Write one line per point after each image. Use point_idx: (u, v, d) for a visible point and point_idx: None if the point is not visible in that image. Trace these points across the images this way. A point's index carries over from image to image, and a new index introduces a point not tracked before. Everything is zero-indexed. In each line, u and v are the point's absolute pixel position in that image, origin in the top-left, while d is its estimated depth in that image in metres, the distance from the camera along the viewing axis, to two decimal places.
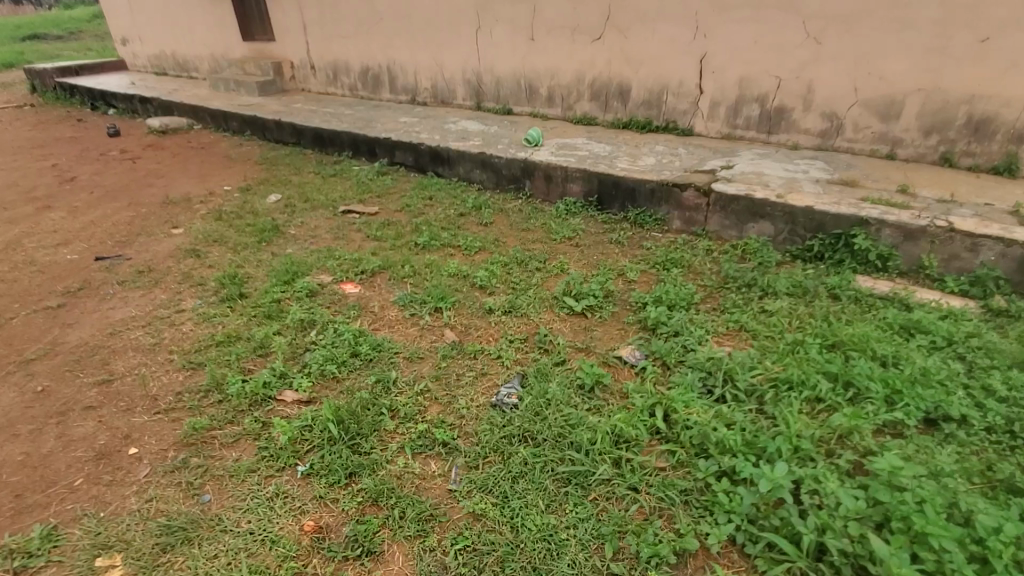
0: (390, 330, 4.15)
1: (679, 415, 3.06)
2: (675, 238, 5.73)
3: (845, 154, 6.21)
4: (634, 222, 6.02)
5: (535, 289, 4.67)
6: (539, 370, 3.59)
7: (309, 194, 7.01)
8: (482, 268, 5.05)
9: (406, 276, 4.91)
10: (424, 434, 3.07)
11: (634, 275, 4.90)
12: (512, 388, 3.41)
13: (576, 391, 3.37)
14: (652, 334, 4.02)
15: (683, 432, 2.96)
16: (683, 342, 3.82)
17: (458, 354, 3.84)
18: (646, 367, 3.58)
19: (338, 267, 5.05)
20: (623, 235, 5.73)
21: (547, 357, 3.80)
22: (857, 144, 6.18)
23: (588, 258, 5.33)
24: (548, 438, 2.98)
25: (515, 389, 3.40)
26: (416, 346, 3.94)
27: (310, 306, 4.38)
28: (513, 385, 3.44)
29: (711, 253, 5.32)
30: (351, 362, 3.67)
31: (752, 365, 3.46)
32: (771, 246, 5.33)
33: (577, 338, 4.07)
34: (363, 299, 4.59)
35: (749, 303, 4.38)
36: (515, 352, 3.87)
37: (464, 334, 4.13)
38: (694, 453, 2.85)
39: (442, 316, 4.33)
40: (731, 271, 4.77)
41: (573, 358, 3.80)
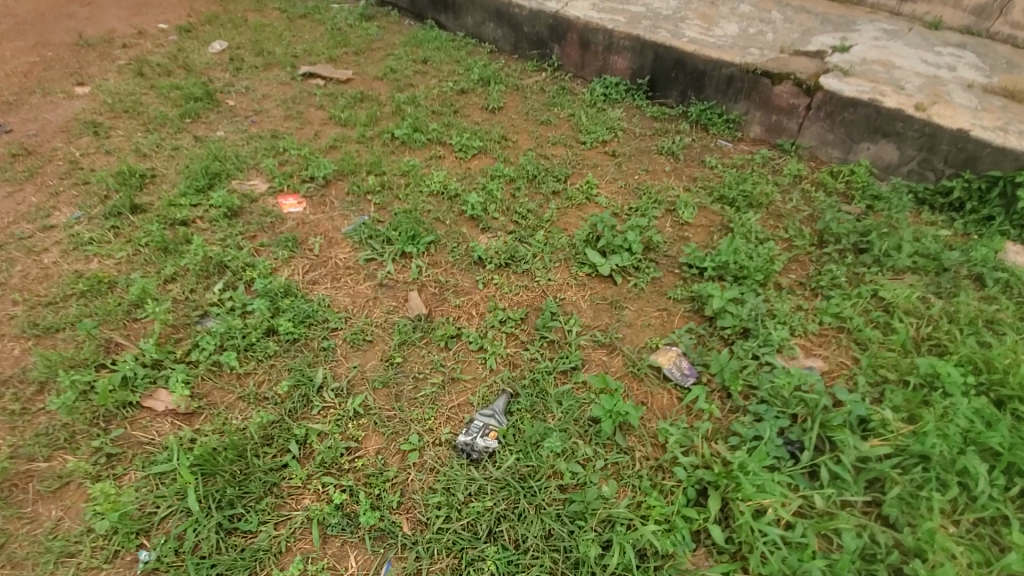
0: (330, 287, 2.89)
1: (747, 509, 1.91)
2: (751, 152, 4.07)
3: (1003, 45, 4.21)
4: (696, 121, 4.30)
5: (547, 230, 3.26)
6: (534, 387, 2.40)
7: (265, 45, 5.25)
8: (478, 184, 3.58)
9: (370, 191, 3.51)
10: (346, 501, 2.01)
11: (689, 214, 3.42)
12: (492, 418, 2.25)
13: (585, 436, 2.21)
14: (707, 328, 2.71)
15: (749, 551, 1.87)
16: (756, 352, 2.55)
17: (419, 341, 2.61)
18: (698, 398, 2.36)
19: (275, 169, 3.63)
20: (678, 142, 4.07)
21: (549, 357, 2.55)
22: None
23: (627, 177, 3.78)
24: (533, 538, 1.90)
25: (497, 422, 2.24)
26: (363, 319, 2.71)
27: (226, 237, 3.11)
28: (493, 411, 2.28)
29: (801, 184, 3.75)
30: (263, 348, 2.52)
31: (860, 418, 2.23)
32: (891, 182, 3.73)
33: (597, 323, 2.77)
34: (303, 227, 3.26)
35: (854, 285, 2.98)
36: (505, 342, 2.63)
37: (435, 300, 2.85)
38: None
39: (409, 267, 3.02)
40: (831, 223, 3.28)
41: (589, 363, 2.56)
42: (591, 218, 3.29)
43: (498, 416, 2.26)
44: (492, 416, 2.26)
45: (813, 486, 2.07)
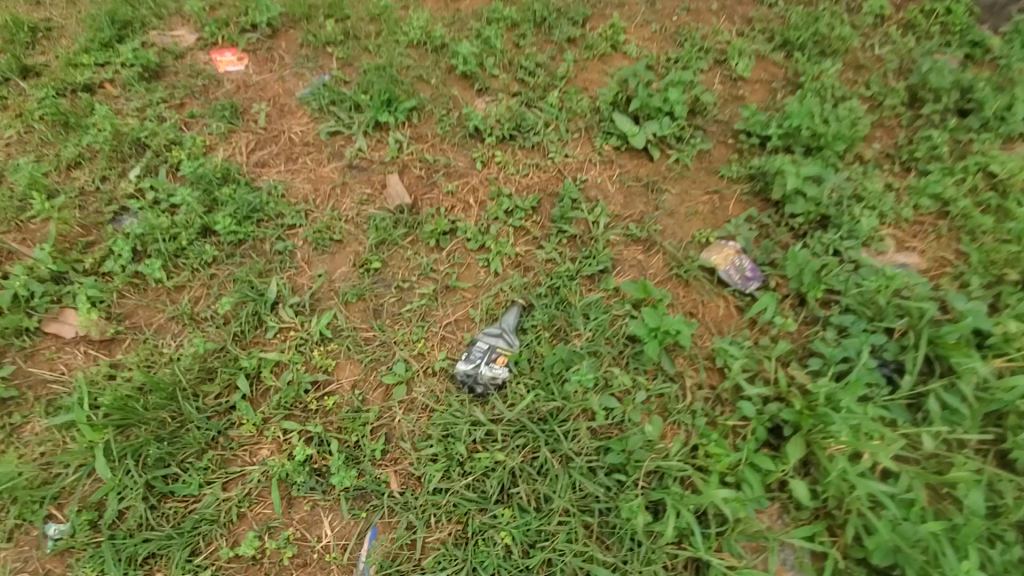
0: (286, 174, 2.22)
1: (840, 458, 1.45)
2: None
3: None
4: None
5: (563, 91, 2.49)
6: (553, 298, 1.86)
7: None
8: (472, 27, 2.72)
9: (328, 40, 2.65)
10: (312, 453, 1.55)
11: (746, 67, 2.63)
12: (498, 340, 1.73)
13: (621, 361, 1.72)
14: (773, 216, 2.09)
15: (837, 507, 1.46)
16: (838, 246, 1.98)
17: (401, 240, 2.01)
18: (767, 307, 1.80)
19: (201, 11, 2.73)
20: None
21: (571, 258, 1.97)
22: None
23: (663, 18, 2.91)
24: (558, 499, 1.46)
25: (505, 344, 1.73)
26: (328, 212, 2.08)
27: (146, 107, 2.40)
28: (499, 330, 1.76)
29: (888, 23, 2.89)
30: (197, 253, 1.94)
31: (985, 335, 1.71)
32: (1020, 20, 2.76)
33: (628, 211, 2.14)
34: (245, 92, 2.50)
35: (956, 157, 2.32)
36: (513, 238, 2.03)
37: (420, 187, 2.19)
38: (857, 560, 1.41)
39: (385, 143, 2.32)
40: (934, 72, 2.50)
41: (622, 264, 1.98)
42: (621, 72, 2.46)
43: (506, 336, 1.74)
44: (498, 336, 1.74)
45: (913, 419, 1.63)
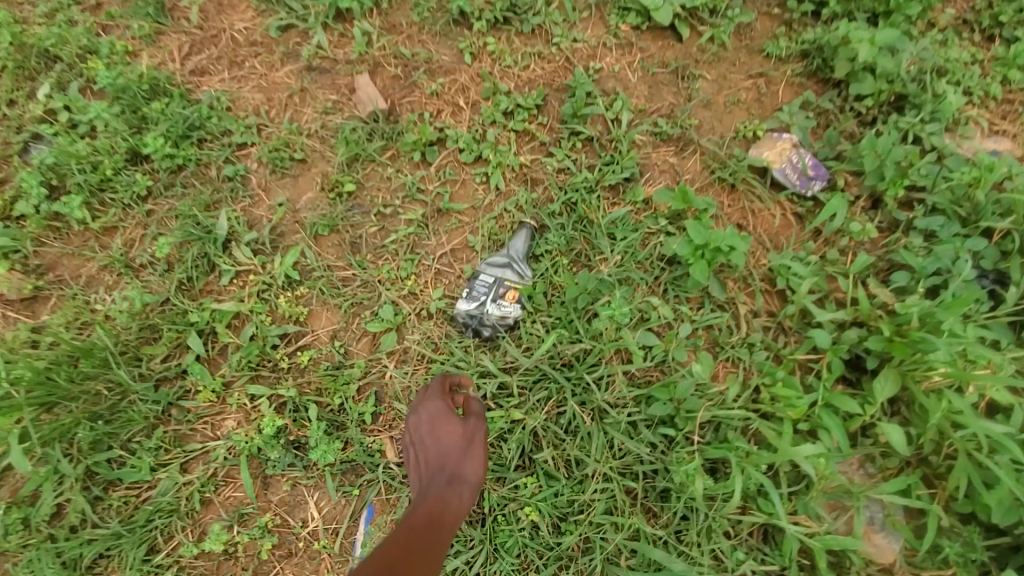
0: (236, 88, 1.78)
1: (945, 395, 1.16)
2: None
3: None
4: None
5: None
6: (570, 217, 1.51)
7: None
8: None
9: None
10: (286, 424, 1.28)
11: None
12: (506, 271, 1.40)
13: (658, 289, 1.40)
14: (834, 99, 1.69)
15: (931, 451, 1.20)
16: (920, 131, 1.59)
17: (379, 155, 1.62)
18: (839, 208, 1.45)
19: None
20: None
21: (588, 166, 1.60)
22: None
23: None
24: (593, 463, 1.18)
25: (515, 276, 1.40)
26: (284, 126, 1.68)
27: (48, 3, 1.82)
28: (507, 258, 1.42)
29: None
30: (126, 185, 1.57)
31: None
32: None
33: (654, 105, 1.72)
34: None
35: None
36: (515, 145, 1.64)
37: (396, 88, 1.76)
38: (957, 515, 1.16)
39: (350, 37, 1.82)
40: None
41: (650, 170, 1.62)
42: None
43: (516, 266, 1.41)
44: (506, 266, 1.41)
45: (1017, 340, 1.33)
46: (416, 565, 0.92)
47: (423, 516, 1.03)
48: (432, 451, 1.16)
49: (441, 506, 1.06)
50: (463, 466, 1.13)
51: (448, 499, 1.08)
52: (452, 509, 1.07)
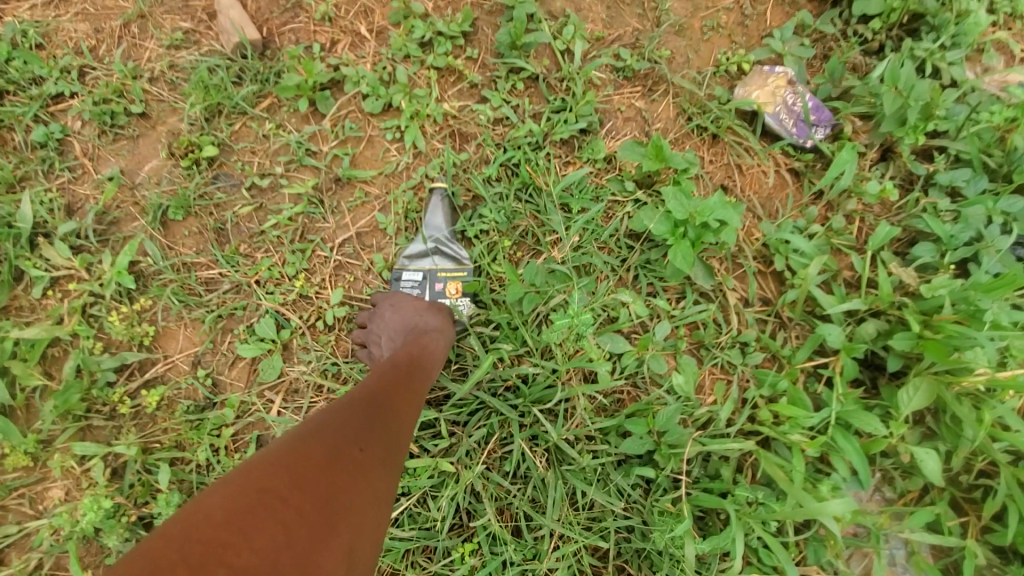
0: (53, 16, 1.26)
1: (986, 406, 0.91)
2: None
3: None
4: None
5: None
6: (510, 184, 1.16)
7: None
8: None
9: None
10: (123, 501, 0.97)
11: None
12: (436, 258, 1.09)
13: (625, 276, 1.09)
14: (838, 20, 1.35)
15: (962, 471, 0.96)
16: (941, 60, 1.28)
17: (251, 108, 1.19)
18: (848, 160, 1.15)
19: None
20: None
21: (533, 116, 1.24)
22: None
23: None
24: (551, 524, 0.92)
25: (449, 261, 1.09)
26: (115, 68, 1.22)
27: None
28: (432, 240, 1.10)
29: None
30: None
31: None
32: None
33: (614, 32, 1.33)
34: None
35: None
36: (437, 88, 1.24)
37: (273, 10, 1.29)
38: (987, 547, 0.95)
39: None
40: None
41: (611, 118, 1.27)
42: None
43: (446, 248, 1.10)
44: (434, 252, 1.10)
45: None
46: (404, 391, 0.74)
47: (405, 350, 0.83)
48: (391, 317, 0.97)
49: (422, 345, 0.86)
50: (432, 318, 0.94)
51: (426, 339, 0.89)
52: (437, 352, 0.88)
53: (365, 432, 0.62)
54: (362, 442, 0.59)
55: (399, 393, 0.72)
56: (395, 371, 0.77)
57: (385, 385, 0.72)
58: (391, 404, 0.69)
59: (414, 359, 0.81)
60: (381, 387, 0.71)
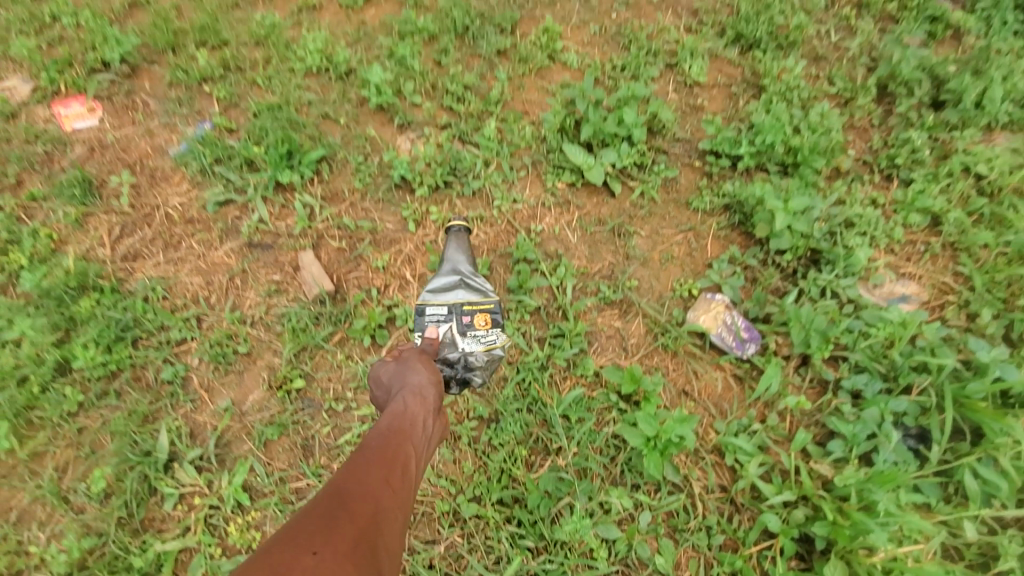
0: (177, 275, 1.73)
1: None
2: None
3: None
4: None
5: (564, 153, 2.00)
6: (524, 398, 1.55)
7: None
8: (394, 58, 2.23)
9: (223, 90, 2.12)
10: None
11: (748, 108, 2.19)
12: (462, 290, 1.51)
13: (613, 472, 1.45)
14: (758, 255, 1.83)
15: None
16: (838, 284, 1.73)
17: (326, 342, 1.61)
18: (772, 372, 1.56)
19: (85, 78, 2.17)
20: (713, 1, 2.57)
21: (538, 340, 1.66)
22: None
23: (601, 17, 2.53)
24: None
25: (472, 293, 1.51)
26: (225, 316, 1.65)
27: (22, 234, 1.76)
28: (457, 276, 1.54)
29: (836, 3, 2.60)
30: (56, 399, 1.50)
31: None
32: (999, 30, 2.46)
33: (596, 265, 1.83)
34: (139, 169, 1.96)
35: (937, 157, 2.09)
36: None
37: (341, 262, 1.79)
38: None
39: (291, 208, 1.88)
40: (931, 94, 2.22)
41: (596, 335, 1.69)
42: (610, 137, 2.01)
43: (468, 281, 1.53)
44: (460, 285, 1.52)
45: (940, 492, 1.42)
46: (379, 465, 0.91)
47: (382, 427, 1.01)
48: (383, 392, 1.20)
49: (398, 416, 1.05)
50: (407, 386, 1.14)
51: (404, 406, 1.08)
52: (410, 426, 1.04)
53: (336, 508, 0.78)
54: (327, 517, 0.75)
55: (372, 467, 0.89)
56: (368, 460, 0.91)
57: (361, 463, 0.90)
58: (362, 481, 0.85)
59: (389, 433, 0.99)
60: (357, 468, 0.89)
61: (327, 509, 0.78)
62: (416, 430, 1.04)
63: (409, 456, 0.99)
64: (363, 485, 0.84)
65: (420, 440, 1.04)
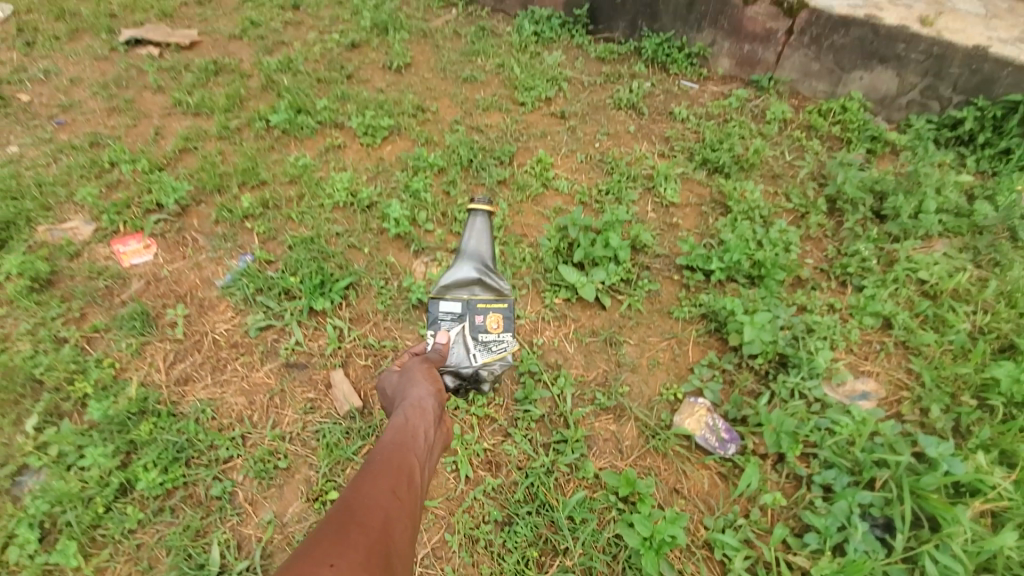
0: (224, 396, 1.97)
1: None
2: (763, 108, 3.11)
3: None
4: (680, 71, 3.31)
5: (559, 273, 2.29)
6: (533, 502, 1.77)
7: (64, 3, 3.79)
8: (409, 193, 2.59)
9: (262, 225, 2.46)
10: None
11: (717, 226, 2.52)
12: (480, 290, 2.02)
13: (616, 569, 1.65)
14: (733, 360, 2.08)
15: None
16: (805, 385, 1.97)
17: (356, 454, 1.84)
18: (751, 470, 1.78)
19: (138, 215, 2.48)
20: (681, 131, 2.99)
21: (544, 446, 1.88)
22: None
23: (585, 147, 2.93)
24: None
25: (488, 293, 2.02)
26: (267, 433, 1.88)
27: (87, 364, 2.01)
28: (476, 275, 2.04)
29: (788, 127, 3.02)
30: (118, 518, 1.69)
31: (975, 478, 1.69)
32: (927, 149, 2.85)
33: (591, 373, 2.08)
34: (188, 298, 2.23)
35: (885, 264, 2.39)
36: (479, 430, 1.91)
37: (367, 378, 2.03)
38: None
39: (323, 330, 2.15)
40: (873, 209, 2.56)
41: (595, 439, 1.91)
42: (598, 258, 2.31)
43: (485, 282, 2.03)
44: (478, 284, 2.03)
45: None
46: (389, 471, 1.16)
47: (390, 440, 1.27)
48: (398, 394, 1.55)
49: (402, 433, 1.31)
50: (413, 402, 1.43)
51: (407, 424, 1.35)
52: (411, 439, 1.30)
53: (358, 505, 1.03)
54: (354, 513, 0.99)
55: (383, 475, 1.13)
56: (378, 472, 1.14)
57: (375, 470, 1.15)
58: (376, 484, 1.10)
59: (395, 447, 1.25)
60: (372, 475, 1.13)
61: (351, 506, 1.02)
62: (416, 441, 1.31)
63: (412, 462, 1.24)
64: (377, 489, 1.08)
65: (421, 449, 1.31)
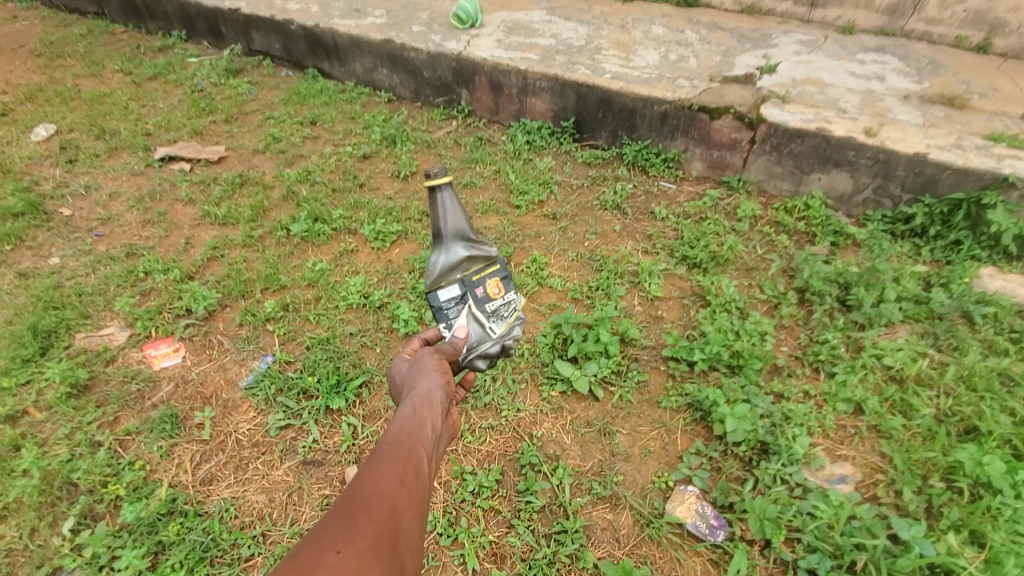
0: (246, 494, 2.12)
1: None
2: (734, 206, 3.44)
3: (919, 44, 3.96)
4: (659, 173, 3.69)
5: (555, 368, 2.50)
6: None
7: (106, 124, 4.23)
8: (416, 293, 2.84)
9: (282, 328, 2.68)
10: None
11: (698, 318, 2.75)
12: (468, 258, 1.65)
13: None
14: (719, 447, 2.24)
15: None
16: (786, 471, 2.12)
17: None
18: (739, 557, 1.92)
19: (169, 321, 2.72)
20: (662, 229, 3.31)
21: (546, 537, 2.02)
22: (937, 29, 3.95)
23: (576, 245, 3.23)
24: None
25: (479, 260, 1.66)
26: (286, 531, 2.02)
27: (120, 466, 2.17)
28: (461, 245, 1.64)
29: (758, 223, 3.33)
30: None
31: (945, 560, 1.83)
32: (884, 242, 3.15)
33: (588, 462, 2.24)
34: (214, 400, 2.42)
35: (853, 350, 2.61)
36: (484, 522, 2.07)
37: None
38: None
39: (338, 427, 2.32)
40: (841, 299, 2.80)
41: (593, 529, 2.05)
42: (590, 353, 2.52)
43: (472, 248, 1.66)
44: (465, 252, 1.65)
45: None
46: (396, 463, 1.13)
47: (398, 430, 1.23)
48: (402, 389, 1.47)
49: (410, 425, 1.28)
50: (419, 393, 1.37)
51: (414, 416, 1.30)
52: (419, 432, 1.26)
53: (364, 497, 1.00)
54: (359, 507, 0.97)
55: (391, 466, 1.11)
56: (383, 465, 1.11)
57: (383, 462, 1.12)
58: (385, 476, 1.07)
59: (403, 439, 1.21)
60: (379, 466, 1.11)
61: (358, 498, 1.00)
62: (423, 435, 1.26)
63: (419, 456, 1.21)
64: (385, 480, 1.06)
65: (428, 442, 1.27)
